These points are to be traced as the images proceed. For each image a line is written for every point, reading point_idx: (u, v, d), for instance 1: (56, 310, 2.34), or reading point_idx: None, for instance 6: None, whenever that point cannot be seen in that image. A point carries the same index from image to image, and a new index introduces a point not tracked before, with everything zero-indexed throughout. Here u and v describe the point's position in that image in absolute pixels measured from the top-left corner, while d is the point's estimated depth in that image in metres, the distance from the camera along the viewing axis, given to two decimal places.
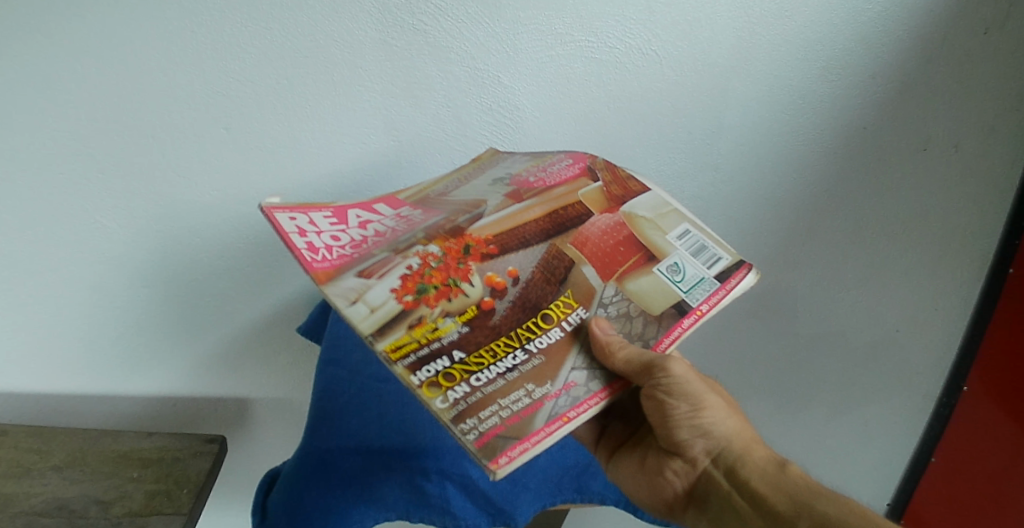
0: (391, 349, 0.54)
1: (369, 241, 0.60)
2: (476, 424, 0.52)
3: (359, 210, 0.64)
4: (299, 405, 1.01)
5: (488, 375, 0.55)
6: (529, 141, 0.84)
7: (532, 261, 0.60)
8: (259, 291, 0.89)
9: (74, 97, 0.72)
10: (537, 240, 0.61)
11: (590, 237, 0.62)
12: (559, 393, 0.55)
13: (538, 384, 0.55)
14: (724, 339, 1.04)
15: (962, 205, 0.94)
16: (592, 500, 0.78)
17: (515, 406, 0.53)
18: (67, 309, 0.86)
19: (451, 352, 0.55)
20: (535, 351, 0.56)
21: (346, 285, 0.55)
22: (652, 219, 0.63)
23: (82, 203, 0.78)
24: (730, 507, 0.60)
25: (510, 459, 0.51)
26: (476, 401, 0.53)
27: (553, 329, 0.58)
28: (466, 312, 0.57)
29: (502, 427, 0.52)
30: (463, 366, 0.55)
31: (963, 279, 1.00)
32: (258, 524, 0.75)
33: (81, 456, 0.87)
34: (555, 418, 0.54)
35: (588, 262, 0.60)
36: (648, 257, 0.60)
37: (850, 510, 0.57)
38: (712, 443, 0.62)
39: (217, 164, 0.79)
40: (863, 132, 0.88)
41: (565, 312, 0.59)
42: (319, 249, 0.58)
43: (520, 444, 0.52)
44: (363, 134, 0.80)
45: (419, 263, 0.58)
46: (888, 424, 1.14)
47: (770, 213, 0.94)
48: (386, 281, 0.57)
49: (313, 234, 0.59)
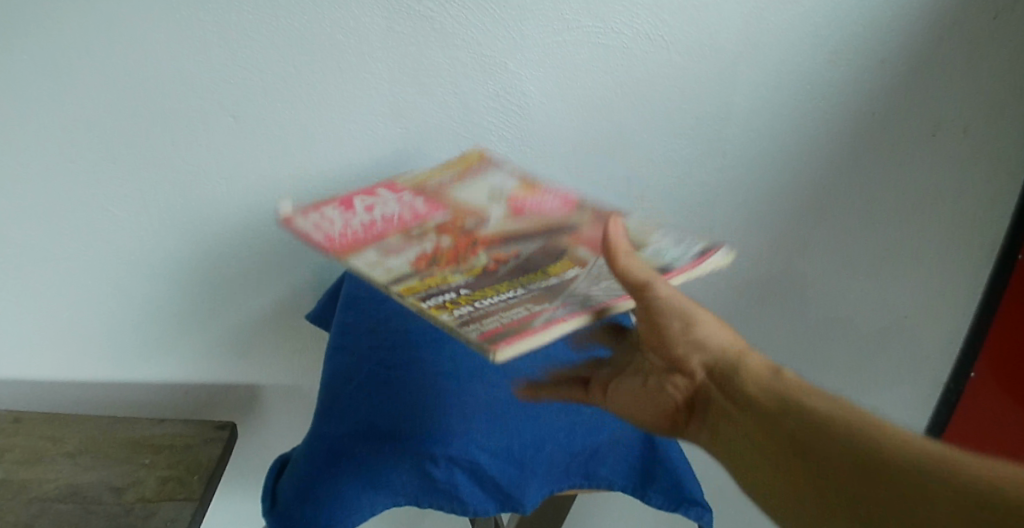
0: (404, 289, 0.57)
1: (379, 223, 0.68)
2: (477, 326, 0.52)
3: (361, 199, 0.72)
4: (310, 390, 1.00)
5: (489, 302, 0.56)
6: (539, 130, 0.84)
7: (531, 245, 0.65)
8: (271, 281, 0.89)
9: (89, 87, 0.74)
10: (534, 229, 0.68)
11: (584, 233, 0.68)
12: (556, 309, 0.55)
13: (535, 303, 0.56)
14: (731, 326, 1.04)
15: (971, 191, 0.94)
16: (600, 486, 0.74)
17: (513, 315, 0.53)
18: (83, 296, 0.87)
19: (458, 290, 0.58)
20: (530, 290, 0.58)
21: (365, 256, 0.62)
22: (635, 223, 0.70)
23: (97, 192, 0.80)
24: (727, 413, 0.54)
25: (510, 344, 0.49)
26: (479, 313, 0.54)
27: (548, 280, 0.60)
28: (473, 271, 0.61)
29: (503, 326, 0.52)
30: (468, 297, 0.56)
31: (972, 263, 1.01)
32: (268, 510, 0.72)
33: (94, 443, 0.88)
34: (555, 320, 0.53)
35: (581, 246, 0.66)
36: (632, 246, 0.66)
37: (846, 406, 0.50)
38: (705, 359, 0.56)
39: (229, 152, 0.80)
40: (872, 117, 0.88)
41: (559, 272, 0.62)
42: (335, 228, 0.66)
43: (521, 335, 0.50)
44: (372, 121, 0.81)
45: (433, 246, 0.65)
46: (900, 410, 1.14)
47: (781, 201, 0.94)
48: (403, 257, 0.62)
49: (329, 221, 0.67)
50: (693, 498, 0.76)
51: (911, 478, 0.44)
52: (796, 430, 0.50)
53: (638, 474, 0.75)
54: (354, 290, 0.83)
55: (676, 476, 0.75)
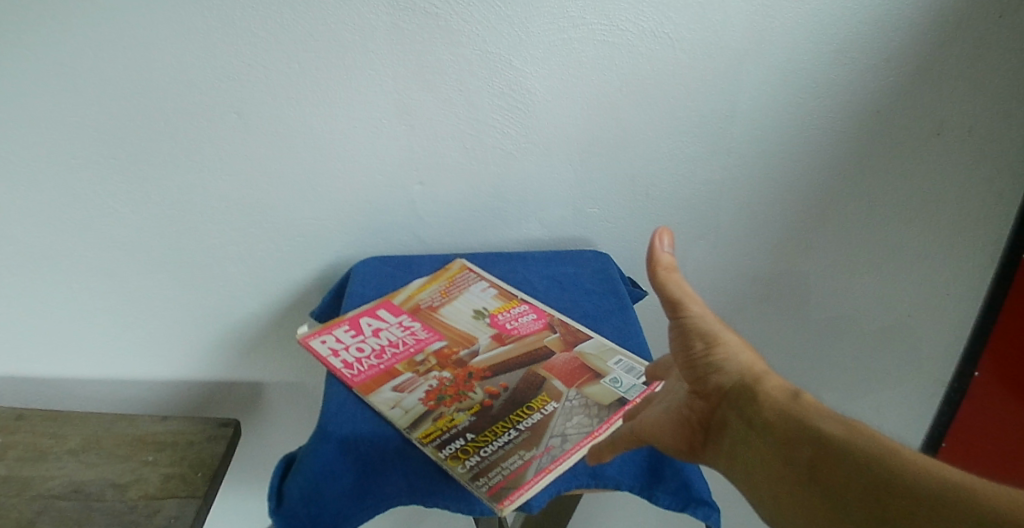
0: (421, 435, 0.62)
1: (387, 349, 0.71)
2: (487, 479, 0.58)
3: (368, 317, 0.75)
4: (312, 388, 0.98)
5: (492, 447, 0.61)
6: (543, 128, 0.84)
7: (517, 377, 0.68)
8: (273, 278, 0.89)
9: (91, 84, 0.74)
10: (520, 362, 0.69)
11: (558, 355, 0.70)
12: (544, 453, 0.61)
13: (528, 448, 0.61)
14: (733, 325, 1.04)
15: (975, 190, 0.94)
16: (606, 488, 0.62)
17: (512, 466, 0.60)
18: (85, 292, 0.87)
19: (464, 434, 0.62)
20: (523, 428, 0.63)
21: (384, 396, 0.66)
22: (597, 353, 0.71)
23: (99, 189, 0.80)
24: (742, 438, 0.55)
25: (513, 500, 0.57)
26: (485, 464, 0.60)
27: (536, 413, 0.64)
28: (473, 407, 0.65)
29: (506, 480, 0.58)
30: (474, 443, 0.62)
31: (976, 263, 1.00)
32: (272, 510, 0.60)
33: (96, 440, 0.88)
34: (541, 470, 0.59)
35: (556, 378, 0.68)
36: (596, 374, 0.68)
37: (857, 431, 0.51)
38: (724, 379, 0.57)
39: (232, 149, 0.79)
40: (877, 117, 0.88)
41: (543, 404, 0.65)
42: (353, 365, 0.69)
43: (518, 490, 0.58)
44: (375, 117, 0.80)
45: (437, 382, 0.67)
46: (902, 409, 1.14)
47: (784, 200, 0.94)
48: (414, 393, 0.66)
49: (343, 352, 0.70)
50: (703, 498, 0.63)
51: (929, 517, 0.45)
52: (815, 460, 0.51)
53: (645, 473, 0.63)
54: (358, 285, 0.80)
55: (685, 471, 0.63)
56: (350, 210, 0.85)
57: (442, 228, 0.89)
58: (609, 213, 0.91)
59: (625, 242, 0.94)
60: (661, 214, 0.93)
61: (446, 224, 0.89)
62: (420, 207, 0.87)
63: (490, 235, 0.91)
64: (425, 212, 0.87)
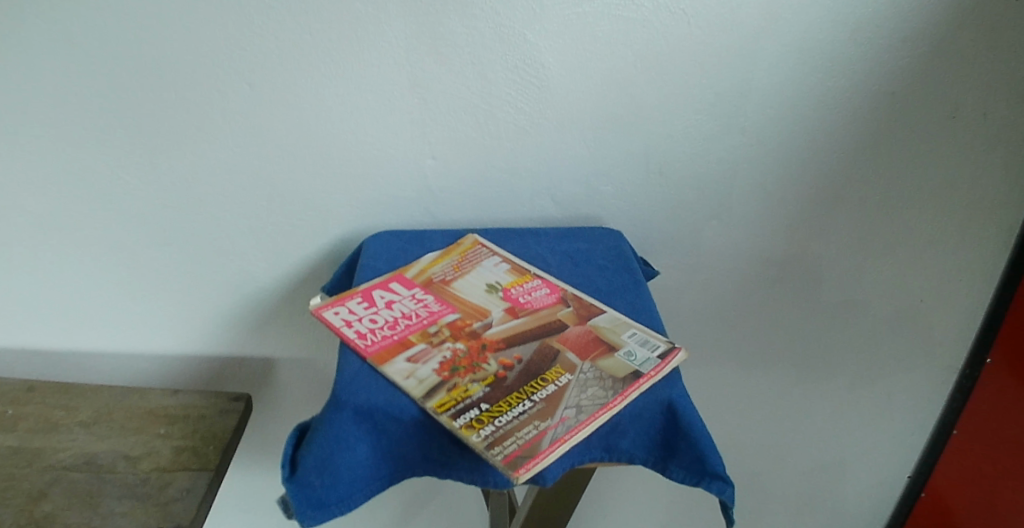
0: (437, 405, 0.62)
1: (400, 320, 0.71)
2: (502, 448, 0.58)
3: (381, 291, 0.74)
4: (323, 365, 0.98)
5: (507, 417, 0.61)
6: (556, 104, 0.83)
7: (531, 350, 0.67)
8: (284, 251, 0.88)
9: (104, 53, 0.74)
10: (534, 336, 0.69)
11: (572, 329, 0.70)
12: (558, 424, 0.60)
13: (543, 419, 0.61)
14: (744, 306, 1.03)
15: (990, 177, 0.93)
16: (620, 461, 0.63)
17: (527, 436, 0.59)
18: (96, 265, 0.87)
19: (479, 405, 0.62)
20: (538, 399, 0.62)
21: (398, 366, 0.65)
22: (611, 327, 0.70)
23: (111, 160, 0.80)
24: None
25: (528, 469, 0.57)
26: (500, 434, 0.59)
27: (550, 384, 0.64)
28: (487, 377, 0.65)
29: (521, 450, 0.58)
30: (488, 413, 0.61)
31: (989, 249, 0.99)
32: (286, 480, 0.60)
33: (107, 412, 0.88)
34: (557, 440, 0.59)
35: (571, 350, 0.67)
36: (611, 347, 0.68)
37: None
38: None
39: (244, 120, 0.79)
40: (892, 98, 0.87)
41: (557, 376, 0.65)
42: (366, 335, 0.69)
43: (534, 459, 0.57)
44: (388, 91, 0.80)
45: (450, 353, 0.67)
46: (913, 397, 1.12)
47: (798, 180, 0.93)
48: (428, 364, 0.66)
49: (356, 323, 0.70)
50: (717, 472, 0.61)
51: None
52: None
53: (659, 447, 0.64)
54: (371, 258, 0.80)
55: (698, 445, 0.62)
56: (361, 184, 0.85)
57: (454, 203, 0.88)
58: (621, 190, 0.90)
59: (637, 220, 0.93)
60: (673, 192, 0.92)
61: (456, 199, 0.88)
62: (432, 182, 0.86)
63: (500, 212, 0.90)
64: (436, 187, 0.87)
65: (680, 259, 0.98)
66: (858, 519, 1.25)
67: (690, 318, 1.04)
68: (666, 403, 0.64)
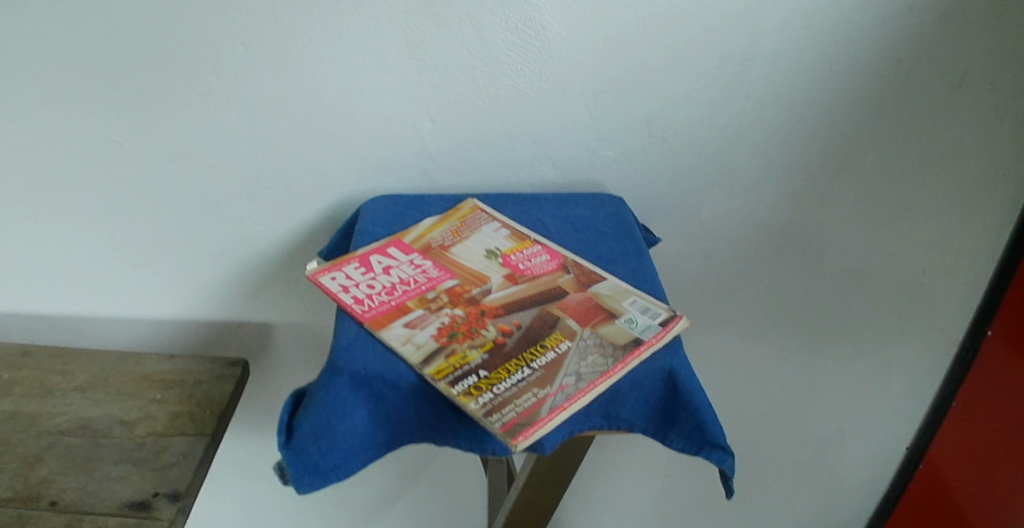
0: (435, 372, 0.61)
1: (398, 286, 0.70)
2: (500, 415, 0.57)
3: (379, 256, 0.73)
4: (321, 331, 0.97)
5: (506, 384, 0.60)
6: (557, 67, 0.81)
7: (530, 316, 0.66)
8: (280, 217, 0.87)
9: (95, 10, 0.72)
10: (534, 303, 0.68)
11: (573, 296, 0.69)
12: (557, 391, 0.60)
13: (542, 386, 0.60)
14: (745, 276, 1.02)
15: (997, 147, 0.92)
16: (620, 430, 0.62)
17: (525, 403, 0.59)
18: (89, 229, 0.86)
19: (477, 372, 0.61)
20: (537, 366, 0.62)
21: (396, 332, 0.64)
22: (611, 294, 0.69)
23: (102, 121, 0.78)
24: None
25: (527, 437, 0.56)
26: (498, 402, 0.59)
27: (549, 351, 0.63)
28: (486, 344, 0.64)
29: (520, 417, 0.57)
30: (487, 380, 0.61)
31: (994, 220, 0.98)
32: (283, 446, 0.60)
33: (103, 377, 0.87)
34: (556, 408, 0.58)
35: (571, 317, 0.67)
36: (612, 314, 0.67)
37: None
38: None
39: (238, 82, 0.77)
40: (899, 66, 0.85)
41: (556, 343, 0.64)
42: (363, 301, 0.67)
43: (533, 427, 0.57)
44: (385, 52, 0.78)
45: (449, 320, 0.66)
46: (912, 369, 1.11)
47: (802, 147, 0.91)
48: (426, 330, 0.65)
49: (353, 288, 0.69)
50: (717, 441, 0.60)
51: None
52: None
53: (659, 416, 0.63)
54: (368, 223, 0.78)
55: (699, 414, 0.61)
56: (358, 148, 0.83)
57: (454, 168, 0.87)
58: (622, 156, 0.89)
59: (639, 187, 0.92)
60: (675, 159, 0.90)
61: (456, 164, 0.86)
62: (431, 146, 0.84)
63: (500, 177, 0.89)
64: (435, 151, 0.85)
65: (681, 227, 0.97)
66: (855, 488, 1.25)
67: (690, 287, 1.03)
68: (667, 372, 0.63)
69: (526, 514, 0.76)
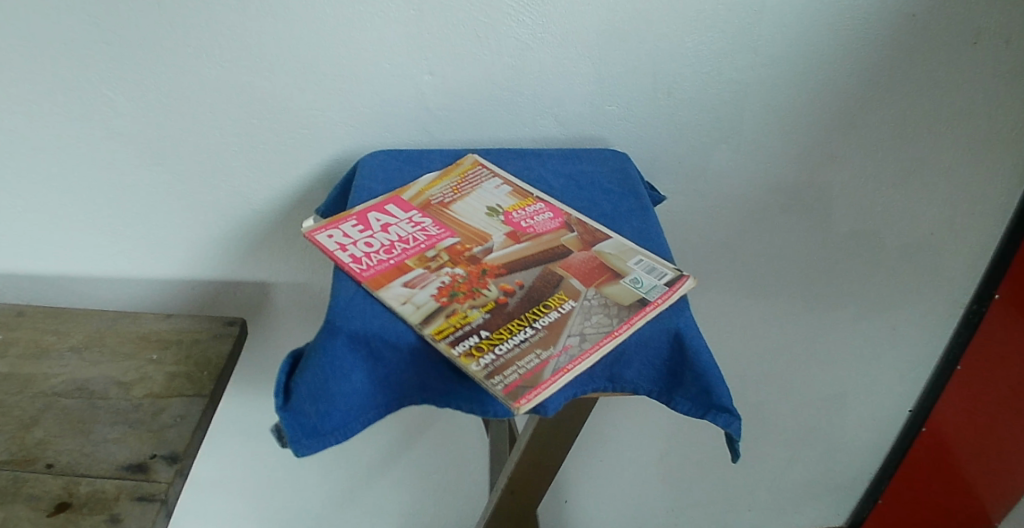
0: (435, 332, 0.59)
1: (396, 244, 0.68)
2: (502, 377, 0.56)
3: (377, 213, 0.71)
4: (319, 290, 0.96)
5: (508, 345, 0.59)
6: (561, 18, 0.78)
7: (532, 276, 0.65)
8: (275, 174, 0.85)
9: None
10: (537, 262, 0.66)
11: (576, 256, 0.67)
12: (560, 352, 0.58)
13: (545, 347, 0.59)
14: (753, 235, 0.99)
15: (1010, 105, 0.90)
16: (624, 392, 0.61)
17: (528, 365, 0.57)
18: (79, 186, 0.84)
19: (479, 332, 0.60)
20: (540, 327, 0.60)
21: (395, 291, 0.62)
22: (616, 254, 0.68)
23: (88, 74, 0.76)
24: None
25: (529, 399, 0.55)
26: (500, 363, 0.57)
27: (553, 311, 0.61)
28: (487, 304, 0.62)
29: (522, 379, 0.56)
30: (488, 340, 0.59)
31: (1005, 181, 0.96)
32: (280, 408, 0.59)
33: (99, 338, 0.86)
34: (559, 369, 0.57)
35: (574, 277, 0.65)
36: (616, 274, 0.65)
37: None
38: None
39: (229, 32, 0.74)
40: (914, 20, 0.82)
41: (560, 303, 0.62)
42: (361, 260, 0.66)
43: (536, 389, 0.55)
44: (381, 3, 0.74)
45: (449, 279, 0.64)
46: (918, 329, 1.10)
47: (814, 102, 0.88)
48: (426, 289, 0.63)
49: (351, 247, 0.67)
50: (724, 405, 0.59)
51: None
52: None
53: (665, 377, 0.62)
54: (365, 179, 0.76)
55: (706, 376, 0.60)
56: (354, 102, 0.81)
57: (454, 122, 0.84)
58: (628, 111, 0.86)
59: (644, 143, 0.89)
60: (682, 115, 0.87)
61: (456, 119, 0.84)
62: (430, 99, 0.82)
63: (501, 132, 0.86)
64: (434, 106, 0.82)
65: (689, 185, 0.94)
66: (858, 448, 1.25)
67: (698, 247, 1.00)
68: (674, 333, 0.62)
69: (528, 475, 0.75)
